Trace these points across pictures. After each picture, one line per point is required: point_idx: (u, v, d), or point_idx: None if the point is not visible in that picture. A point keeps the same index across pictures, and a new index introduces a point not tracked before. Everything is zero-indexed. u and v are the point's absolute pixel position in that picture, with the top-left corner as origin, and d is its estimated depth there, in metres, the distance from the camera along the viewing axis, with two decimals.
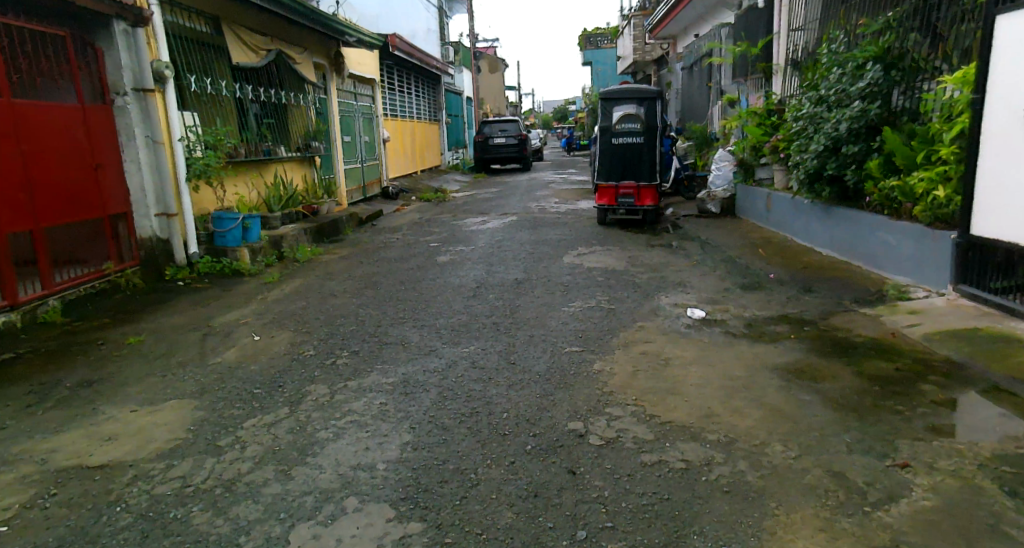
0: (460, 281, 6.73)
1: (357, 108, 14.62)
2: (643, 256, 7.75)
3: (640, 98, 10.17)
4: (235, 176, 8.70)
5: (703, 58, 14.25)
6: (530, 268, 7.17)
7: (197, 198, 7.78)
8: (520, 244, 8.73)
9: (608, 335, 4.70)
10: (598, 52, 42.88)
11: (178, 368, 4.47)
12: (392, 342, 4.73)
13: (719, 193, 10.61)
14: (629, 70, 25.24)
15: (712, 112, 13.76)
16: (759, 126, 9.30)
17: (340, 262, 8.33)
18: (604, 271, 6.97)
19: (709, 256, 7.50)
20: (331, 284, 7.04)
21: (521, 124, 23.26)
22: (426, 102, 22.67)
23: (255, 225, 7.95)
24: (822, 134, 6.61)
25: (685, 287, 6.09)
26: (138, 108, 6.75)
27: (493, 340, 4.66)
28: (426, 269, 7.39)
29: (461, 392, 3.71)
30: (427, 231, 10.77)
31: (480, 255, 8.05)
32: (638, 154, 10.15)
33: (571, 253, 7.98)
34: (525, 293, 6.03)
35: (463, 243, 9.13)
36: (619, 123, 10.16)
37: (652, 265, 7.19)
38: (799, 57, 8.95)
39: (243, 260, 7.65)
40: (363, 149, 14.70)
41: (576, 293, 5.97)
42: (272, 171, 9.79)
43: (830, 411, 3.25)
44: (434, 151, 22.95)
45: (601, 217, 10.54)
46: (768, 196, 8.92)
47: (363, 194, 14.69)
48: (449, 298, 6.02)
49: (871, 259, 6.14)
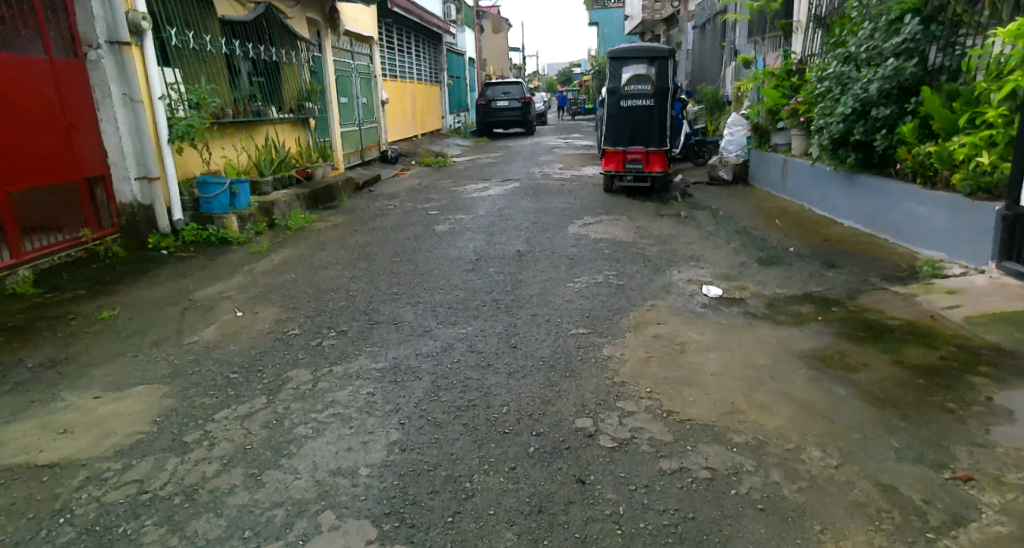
0: (459, 252, 6.35)
1: (354, 68, 14.03)
2: (652, 227, 7.33)
3: (651, 57, 9.64)
4: (224, 138, 8.26)
5: (716, 16, 13.63)
6: (533, 239, 6.76)
7: (181, 161, 7.36)
8: (523, 213, 8.30)
9: (617, 315, 4.33)
10: (604, 13, 41.72)
11: (151, 347, 4.12)
12: (384, 321, 4.37)
13: (730, 159, 10.18)
14: (637, 31, 24.49)
15: (724, 74, 13.16)
16: (777, 87, 8.81)
17: (334, 230, 7.93)
18: (612, 243, 6.56)
19: (722, 227, 7.08)
20: (322, 255, 6.64)
21: (524, 86, 22.55)
22: (427, 63, 21.94)
23: (243, 189, 7.54)
24: (850, 96, 6.14)
25: (699, 260, 5.69)
26: (113, 63, 6.30)
27: (493, 320, 4.30)
28: (424, 239, 7.01)
29: (456, 381, 3.36)
30: (426, 198, 10.33)
31: (481, 224, 7.65)
32: (648, 117, 9.68)
33: (576, 223, 7.58)
34: (528, 266, 5.65)
35: (463, 211, 8.70)
36: (629, 85, 9.68)
37: (663, 236, 6.78)
38: (821, 13, 8.41)
39: (230, 228, 7.25)
40: (360, 111, 14.18)
41: (582, 268, 5.59)
42: (261, 133, 9.32)
43: (871, 408, 2.89)
44: (435, 115, 22.33)
45: (607, 185, 10.03)
46: (784, 162, 8.47)
47: (361, 158, 14.22)
48: (447, 271, 5.64)
49: (896, 231, 5.76)
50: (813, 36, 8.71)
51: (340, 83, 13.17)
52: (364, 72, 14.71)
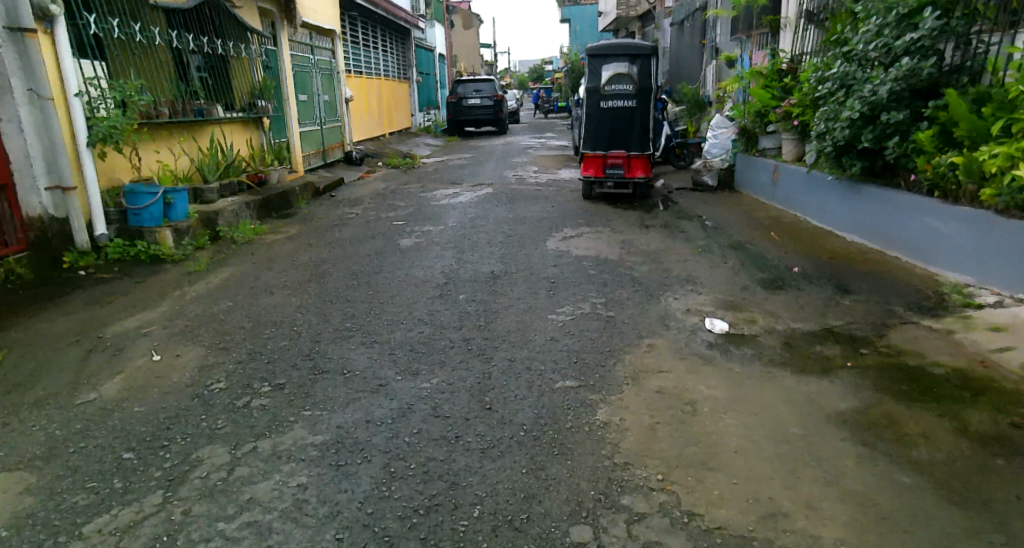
0: (424, 273, 5.62)
1: (314, 63, 13.15)
2: (638, 240, 6.67)
3: (632, 55, 9.00)
4: (160, 140, 7.45)
5: (696, 12, 13.07)
6: (508, 257, 6.05)
7: (104, 165, 6.50)
8: (497, 224, 7.60)
9: (611, 358, 3.63)
10: (577, 9, 41.14)
11: (34, 409, 3.32)
12: (331, 369, 3.63)
13: (714, 163, 9.59)
14: (612, 26, 23.96)
15: (705, 73, 12.59)
16: (766, 88, 8.18)
17: (286, 244, 7.14)
18: (595, 261, 5.87)
19: (716, 240, 6.44)
20: (269, 276, 5.84)
21: (496, 84, 21.80)
22: (394, 58, 21.06)
23: (181, 199, 6.70)
24: (855, 98, 5.49)
25: (696, 282, 5.03)
26: (15, 52, 5.52)
27: (461, 369, 3.58)
28: (385, 256, 6.27)
29: (414, 465, 2.63)
30: (391, 205, 9.55)
31: (450, 238, 6.93)
32: (629, 119, 9.04)
33: (555, 237, 6.88)
34: (502, 292, 4.93)
35: (431, 221, 7.96)
36: (609, 85, 9.03)
37: (652, 253, 6.12)
38: (814, 8, 7.84)
39: (164, 244, 6.42)
40: (321, 109, 13.32)
41: (565, 294, 4.88)
42: (204, 135, 8.48)
43: (950, 508, 2.23)
44: (404, 112, 21.48)
45: (586, 191, 9.37)
46: (774, 167, 7.85)
47: (323, 159, 13.35)
48: (410, 298, 4.90)
49: (908, 248, 5.14)
50: (805, 33, 8.12)
51: (298, 78, 12.28)
52: (326, 67, 13.83)
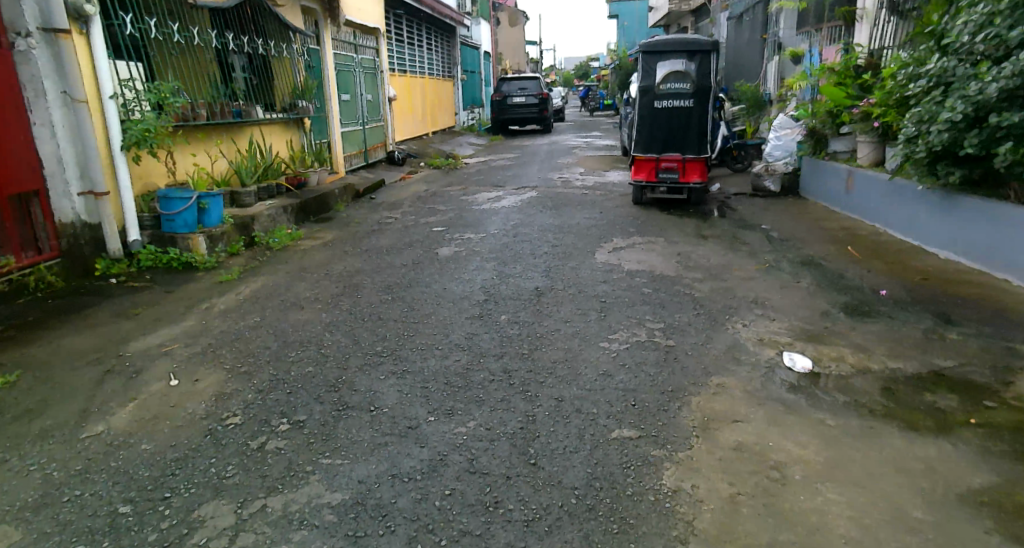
0: (463, 289, 5.25)
1: (357, 62, 12.95)
2: (696, 253, 6.16)
3: (690, 52, 8.47)
4: (199, 141, 7.25)
5: (755, 7, 12.42)
6: (553, 272, 5.63)
7: (139, 170, 6.29)
8: (542, 232, 7.19)
9: (674, 400, 3.17)
10: (625, 5, 40.42)
11: (37, 443, 3.03)
12: (358, 402, 3.27)
13: (777, 167, 8.99)
14: (662, 23, 23.35)
15: (764, 70, 11.92)
16: (839, 86, 7.60)
17: (322, 252, 6.89)
18: (649, 278, 5.39)
19: (782, 255, 5.89)
20: (301, 288, 5.57)
21: (541, 82, 21.38)
22: (439, 56, 20.83)
23: (214, 205, 6.50)
24: (957, 97, 4.88)
25: (765, 305, 4.52)
26: (48, 54, 5.32)
27: (501, 406, 3.18)
28: (422, 269, 5.94)
29: (447, 539, 2.23)
30: (431, 210, 9.25)
31: (491, 249, 6.56)
32: (686, 120, 8.48)
33: (603, 248, 6.43)
34: (547, 314, 4.52)
35: (472, 228, 7.61)
36: (664, 84, 8.52)
37: (711, 269, 5.61)
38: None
39: (197, 250, 6.19)
40: (364, 109, 13.12)
41: (617, 316, 4.43)
42: (242, 138, 8.28)
43: None
44: (448, 112, 21.26)
45: (636, 196, 8.88)
46: (847, 174, 7.22)
47: (364, 160, 13.16)
48: (446, 318, 4.55)
49: (1020, 271, 4.54)
50: (886, 25, 7.57)
51: (341, 78, 12.08)
52: (370, 67, 13.62)
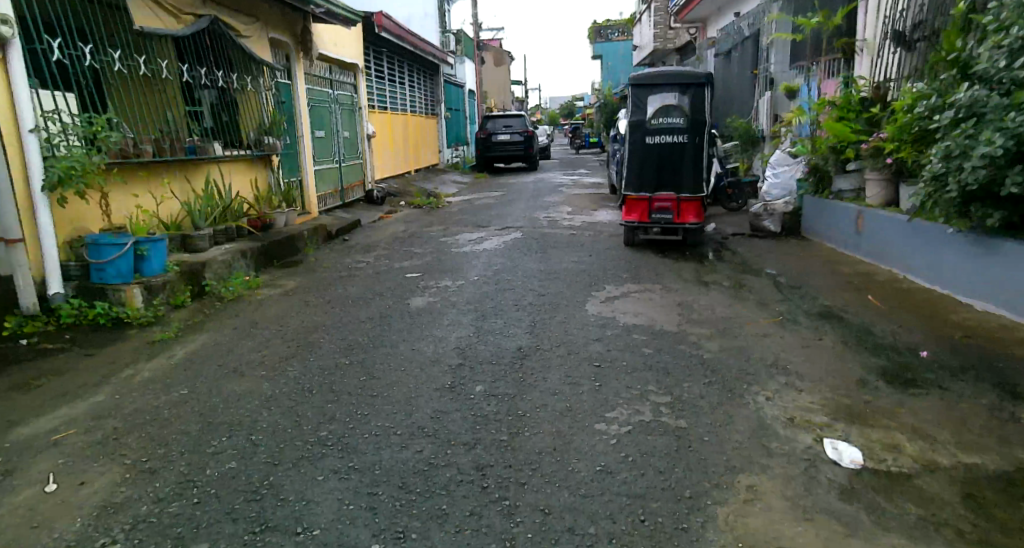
0: (433, 348, 4.54)
1: (333, 98, 12.38)
2: (699, 304, 5.49)
3: (683, 85, 7.93)
4: (144, 181, 6.53)
5: (745, 41, 12.06)
6: (539, 329, 4.92)
7: (66, 213, 5.57)
8: (526, 280, 6.50)
9: (695, 514, 2.44)
10: (609, 45, 40.71)
11: None
12: (284, 519, 2.54)
13: (778, 206, 8.42)
14: (647, 61, 23.26)
15: (757, 105, 11.44)
16: (841, 120, 7.07)
17: (279, 303, 6.16)
18: (649, 335, 4.70)
19: (796, 306, 5.22)
20: (246, 347, 4.81)
21: (527, 120, 21.00)
22: (422, 94, 20.43)
23: (156, 251, 5.76)
24: (992, 129, 4.33)
25: (790, 370, 3.82)
26: None
27: (469, 524, 2.46)
28: (390, 323, 5.22)
29: None
30: (407, 253, 8.55)
31: (469, 299, 5.87)
32: (678, 156, 7.94)
33: (595, 298, 5.74)
34: (532, 384, 3.80)
35: (450, 274, 6.93)
36: (656, 118, 8.00)
37: (719, 323, 4.93)
38: (905, 27, 6.73)
39: (131, 304, 5.41)
40: (340, 146, 12.52)
41: (615, 387, 3.71)
42: (198, 177, 7.56)
43: None
44: (431, 150, 20.78)
45: (629, 237, 8.21)
46: (858, 214, 6.63)
47: (340, 200, 12.52)
48: (412, 388, 3.83)
49: None
50: (892, 56, 7.01)
51: (315, 114, 11.48)
52: (347, 103, 13.07)
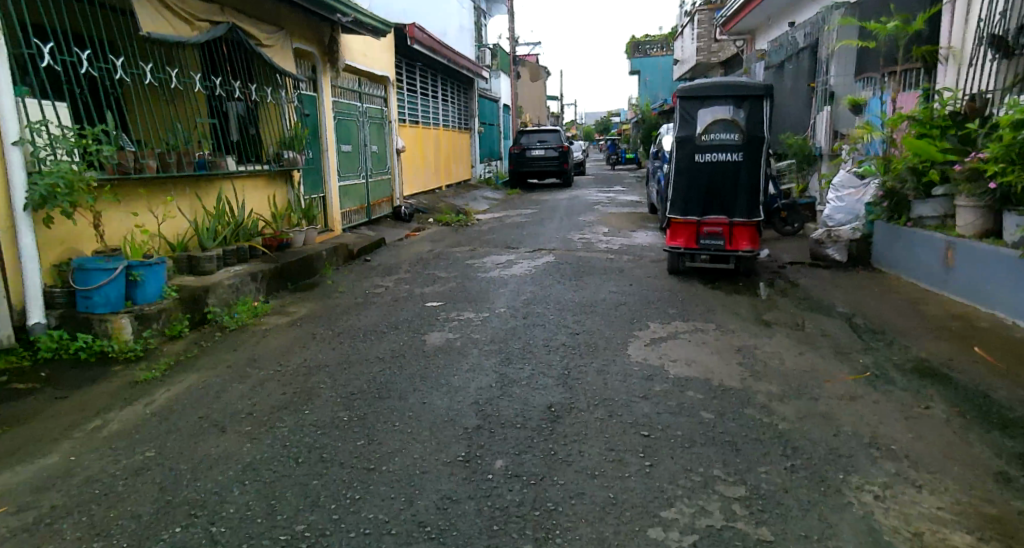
0: (448, 401, 3.85)
1: (362, 111, 11.88)
2: (763, 352, 4.71)
3: (738, 97, 7.16)
4: (148, 198, 5.96)
5: (800, 52, 11.26)
6: (573, 378, 4.19)
7: (55, 234, 4.99)
8: (559, 313, 5.78)
9: None
10: (646, 60, 39.98)
11: None
12: None
13: (843, 233, 7.68)
14: (688, 76, 22.53)
15: (813, 121, 10.67)
16: (923, 137, 6.39)
17: (288, 333, 5.57)
18: (706, 392, 3.94)
19: (883, 360, 4.42)
20: (238, 390, 4.17)
21: (562, 134, 20.29)
22: (455, 107, 19.92)
23: (152, 276, 5.15)
24: None
25: (898, 454, 3.06)
26: None
27: None
28: (402, 365, 4.55)
29: None
30: (431, 276, 7.93)
31: (494, 335, 5.17)
32: (732, 177, 7.16)
33: (638, 339, 4.99)
34: (565, 460, 3.08)
35: (474, 304, 6.25)
36: (707, 134, 7.22)
37: (791, 378, 4.15)
38: (1007, 31, 6.05)
39: (118, 335, 4.80)
40: (368, 160, 12.01)
41: (673, 471, 2.98)
42: (210, 193, 7.01)
43: None
44: (463, 164, 20.23)
45: (674, 263, 7.44)
46: (948, 247, 5.95)
47: (366, 216, 11.99)
48: (419, 457, 3.14)
49: None
50: (986, 65, 6.35)
51: (342, 127, 10.95)
52: (377, 116, 12.56)
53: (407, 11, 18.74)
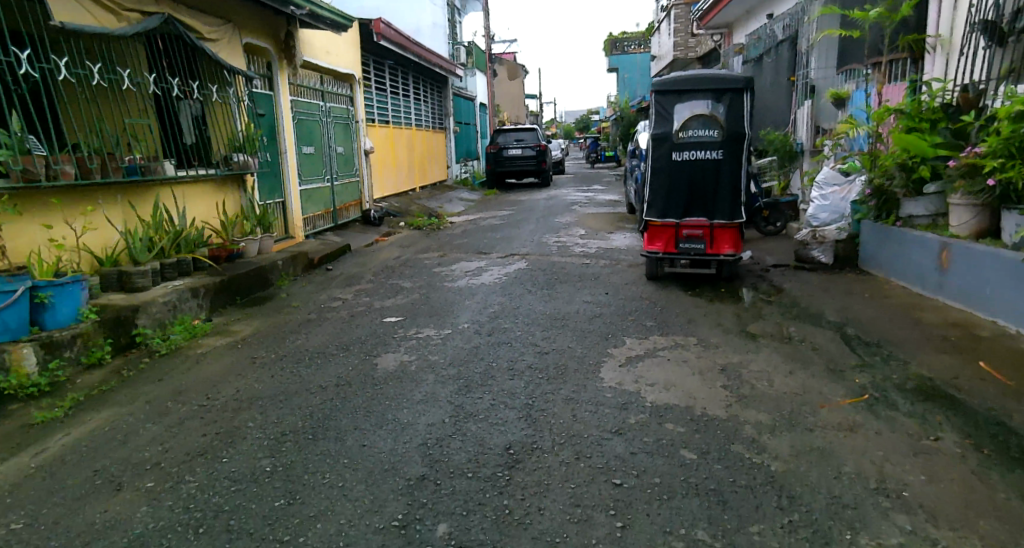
0: (394, 444, 3.34)
1: (326, 111, 11.29)
2: (750, 372, 4.24)
3: (718, 91, 6.71)
4: (64, 208, 5.36)
5: (780, 45, 10.86)
6: (538, 410, 3.70)
7: None
8: (527, 329, 5.28)
9: None
10: (625, 57, 39.67)
11: None
12: None
13: (828, 233, 7.31)
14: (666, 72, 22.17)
15: (794, 116, 10.27)
16: (913, 131, 5.99)
17: (226, 357, 5.01)
18: (687, 425, 3.46)
19: (882, 379, 3.98)
20: (151, 434, 3.63)
21: (539, 133, 19.85)
22: (429, 107, 19.37)
23: (64, 298, 4.60)
24: None
25: (912, 505, 2.60)
26: None
27: None
28: (346, 396, 4.02)
29: None
30: (394, 287, 7.39)
31: (454, 357, 4.66)
32: (711, 176, 6.71)
33: (612, 360, 4.51)
34: (519, 524, 2.59)
35: (437, 319, 5.73)
36: (685, 131, 6.76)
37: (782, 405, 3.68)
38: (1000, 16, 5.66)
39: (20, 368, 4.24)
40: (333, 162, 11.42)
41: (647, 535, 2.50)
42: (145, 201, 6.40)
43: None
44: (439, 165, 19.69)
45: (652, 270, 6.97)
46: (943, 248, 5.53)
47: (332, 221, 11.40)
48: (345, 524, 2.62)
49: None
50: (978, 53, 5.96)
51: (304, 128, 10.36)
52: (342, 116, 11.97)
53: (377, 7, 18.16)
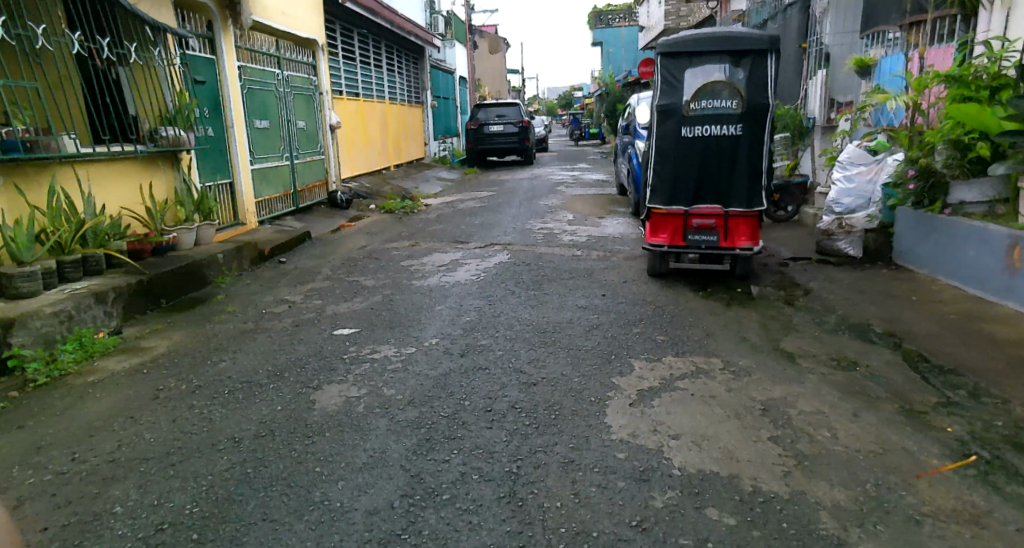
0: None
1: (283, 80, 10.02)
2: (802, 414, 3.23)
3: (738, 54, 5.64)
4: None
5: (789, 9, 9.78)
6: (524, 485, 2.64)
7: None
8: (510, 348, 4.22)
9: None
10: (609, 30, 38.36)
11: None
12: None
13: (856, 222, 6.32)
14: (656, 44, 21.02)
15: (804, 88, 9.21)
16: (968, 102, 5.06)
17: (122, 387, 3.89)
18: (737, 512, 2.44)
19: (983, 431, 2.99)
20: None
21: (522, 108, 18.63)
22: (404, 79, 18.06)
23: None
24: None
25: None
26: None
27: None
28: (262, 456, 2.94)
29: None
30: (354, 285, 6.28)
31: (416, 391, 3.59)
32: (729, 156, 5.65)
33: (621, 397, 3.45)
34: None
35: (399, 332, 4.64)
36: (697, 102, 5.67)
37: (860, 475, 2.68)
38: None
39: None
40: (293, 138, 10.19)
41: None
42: (40, 184, 5.22)
43: None
44: (415, 142, 18.43)
45: (656, 266, 5.97)
46: (1011, 242, 4.59)
47: (293, 204, 10.20)
48: None
49: None
50: None
51: (257, 100, 9.12)
52: (303, 87, 10.70)
53: None
